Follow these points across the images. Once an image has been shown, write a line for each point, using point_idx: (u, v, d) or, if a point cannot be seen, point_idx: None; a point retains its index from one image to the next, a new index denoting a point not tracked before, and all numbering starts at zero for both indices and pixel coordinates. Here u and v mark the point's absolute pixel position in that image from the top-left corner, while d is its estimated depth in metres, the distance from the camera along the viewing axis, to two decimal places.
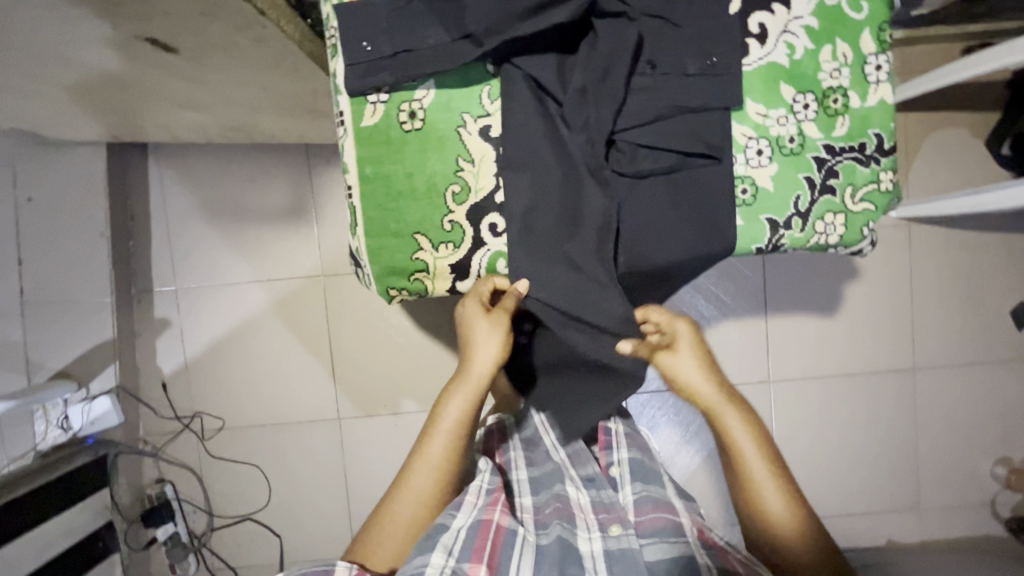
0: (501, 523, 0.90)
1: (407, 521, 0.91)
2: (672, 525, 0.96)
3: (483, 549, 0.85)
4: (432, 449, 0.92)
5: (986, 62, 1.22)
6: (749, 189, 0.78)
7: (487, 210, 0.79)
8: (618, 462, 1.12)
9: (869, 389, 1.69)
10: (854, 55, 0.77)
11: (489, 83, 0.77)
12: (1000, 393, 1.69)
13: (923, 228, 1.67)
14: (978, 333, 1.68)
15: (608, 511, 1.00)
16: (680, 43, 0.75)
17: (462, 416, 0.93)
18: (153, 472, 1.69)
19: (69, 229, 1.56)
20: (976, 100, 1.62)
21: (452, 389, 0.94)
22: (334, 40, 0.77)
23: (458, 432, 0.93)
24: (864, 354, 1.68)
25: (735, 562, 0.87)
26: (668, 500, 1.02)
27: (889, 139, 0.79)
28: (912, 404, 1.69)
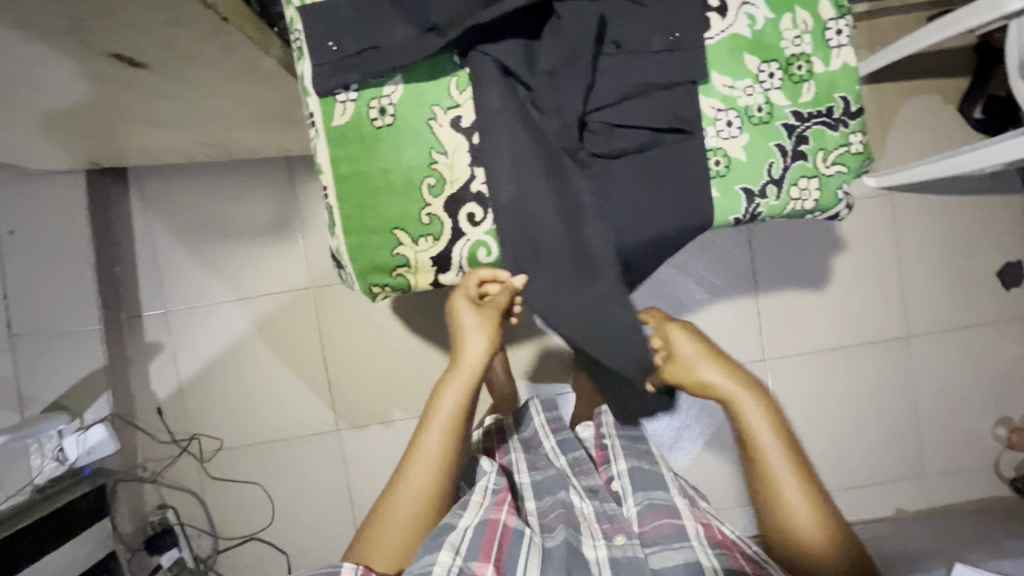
0: (507, 522, 0.89)
1: (406, 518, 0.90)
2: (677, 530, 0.94)
3: (491, 547, 0.85)
4: (427, 444, 0.91)
5: (949, 26, 1.25)
6: (722, 160, 0.78)
7: (464, 200, 0.79)
8: (619, 474, 1.10)
9: (865, 360, 1.70)
10: (814, 22, 0.78)
11: (457, 74, 0.77)
12: (993, 354, 1.70)
13: (904, 197, 1.68)
14: (967, 296, 1.70)
15: (611, 521, 1.00)
16: (641, 21, 0.76)
17: (456, 410, 0.93)
18: (155, 499, 1.67)
19: (53, 259, 1.55)
20: (946, 66, 1.64)
21: (445, 383, 0.94)
22: (299, 43, 0.78)
23: (453, 426, 0.92)
24: (857, 326, 1.69)
25: (743, 560, 0.87)
26: (671, 504, 1.00)
27: (855, 101, 0.80)
28: (907, 372, 1.70)
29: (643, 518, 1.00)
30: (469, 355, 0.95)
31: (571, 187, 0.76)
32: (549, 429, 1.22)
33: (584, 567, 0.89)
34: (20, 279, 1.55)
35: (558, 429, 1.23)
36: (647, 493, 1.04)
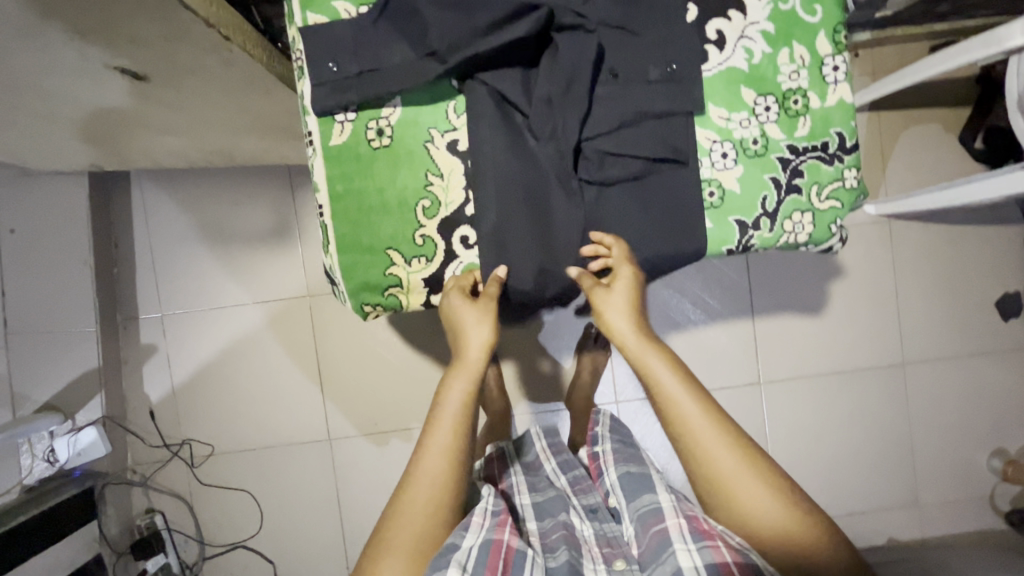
0: (509, 543, 0.79)
1: (420, 523, 0.77)
2: (663, 534, 0.79)
3: (497, 562, 0.75)
4: (436, 443, 0.79)
5: (949, 58, 1.26)
6: (716, 192, 0.79)
7: (458, 222, 0.79)
8: (612, 485, 1.00)
9: (861, 386, 1.69)
10: (812, 57, 0.78)
11: (455, 98, 0.78)
12: (990, 384, 1.69)
13: (903, 224, 1.68)
14: (964, 326, 1.69)
15: (611, 545, 0.91)
16: (639, 51, 0.76)
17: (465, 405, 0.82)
18: (142, 502, 1.66)
19: (49, 260, 1.55)
20: (946, 97, 1.65)
21: (451, 380, 0.83)
22: (299, 62, 0.78)
23: (463, 420, 0.81)
24: (853, 352, 1.69)
25: (724, 549, 0.72)
26: (658, 505, 0.86)
27: (851, 137, 0.80)
28: (903, 400, 1.69)
29: (641, 528, 0.85)
30: (471, 351, 0.75)
31: (564, 212, 0.77)
32: (549, 452, 1.22)
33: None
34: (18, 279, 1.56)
35: (559, 452, 1.22)
36: (639, 504, 0.89)
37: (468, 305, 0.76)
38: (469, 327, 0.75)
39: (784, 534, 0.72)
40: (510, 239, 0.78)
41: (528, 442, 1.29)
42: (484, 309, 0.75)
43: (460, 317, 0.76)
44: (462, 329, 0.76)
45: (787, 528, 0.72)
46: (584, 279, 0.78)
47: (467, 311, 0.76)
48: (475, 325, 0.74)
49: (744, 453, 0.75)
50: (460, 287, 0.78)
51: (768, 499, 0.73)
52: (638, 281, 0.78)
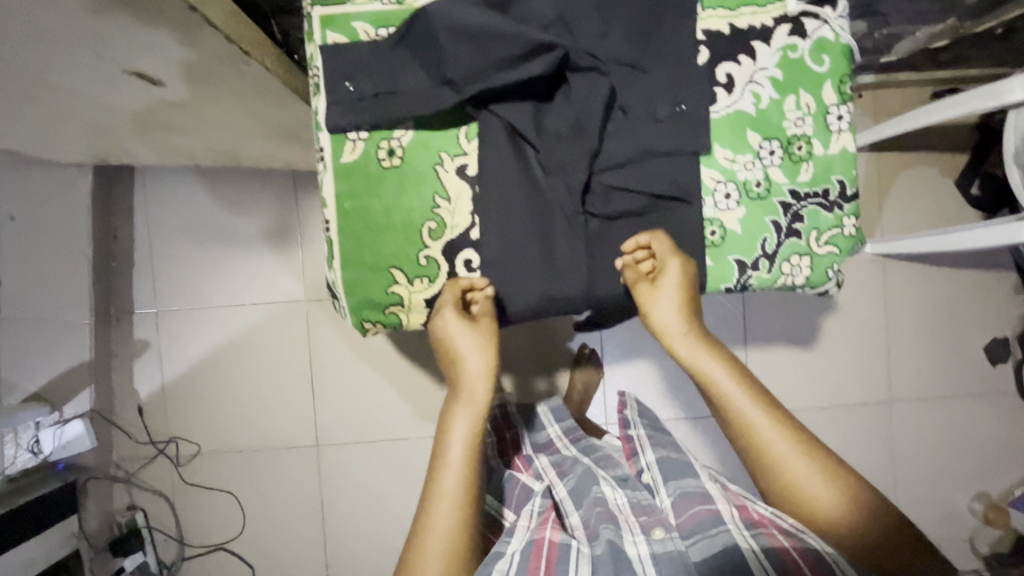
0: (552, 538, 0.87)
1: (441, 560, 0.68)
2: (712, 514, 0.88)
3: (541, 555, 0.83)
4: (448, 477, 0.72)
5: (938, 111, 1.32)
6: (718, 231, 0.80)
7: (462, 246, 0.80)
8: (648, 467, 1.07)
9: (848, 423, 1.70)
10: (817, 105, 0.80)
11: (467, 123, 0.79)
12: (975, 427, 1.71)
13: (899, 264, 1.71)
14: (952, 368, 1.71)
15: (649, 514, 0.94)
16: (651, 90, 0.78)
17: (475, 433, 0.75)
18: (124, 499, 1.65)
19: (43, 250, 1.54)
20: (946, 143, 1.68)
21: (454, 412, 0.75)
22: (315, 78, 0.79)
23: (475, 451, 0.74)
24: (842, 387, 1.71)
25: (778, 534, 0.81)
26: (704, 490, 0.95)
27: (851, 185, 0.81)
28: (889, 437, 1.71)
29: (679, 509, 0.94)
30: (469, 377, 0.77)
31: (572, 247, 0.79)
32: (567, 439, 1.17)
33: (631, 567, 0.83)
34: None
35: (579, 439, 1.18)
36: (681, 482, 0.99)
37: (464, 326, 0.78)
38: (467, 354, 0.77)
39: (839, 522, 0.78)
40: (513, 266, 0.79)
41: (539, 423, 1.24)
42: (482, 331, 0.78)
43: (456, 341, 0.78)
44: (459, 354, 0.78)
45: (842, 516, 0.78)
46: (629, 277, 0.80)
47: (464, 331, 0.78)
48: (469, 345, 0.78)
49: (800, 441, 0.82)
50: (455, 298, 0.79)
51: (824, 491, 0.79)
52: (685, 272, 0.77)
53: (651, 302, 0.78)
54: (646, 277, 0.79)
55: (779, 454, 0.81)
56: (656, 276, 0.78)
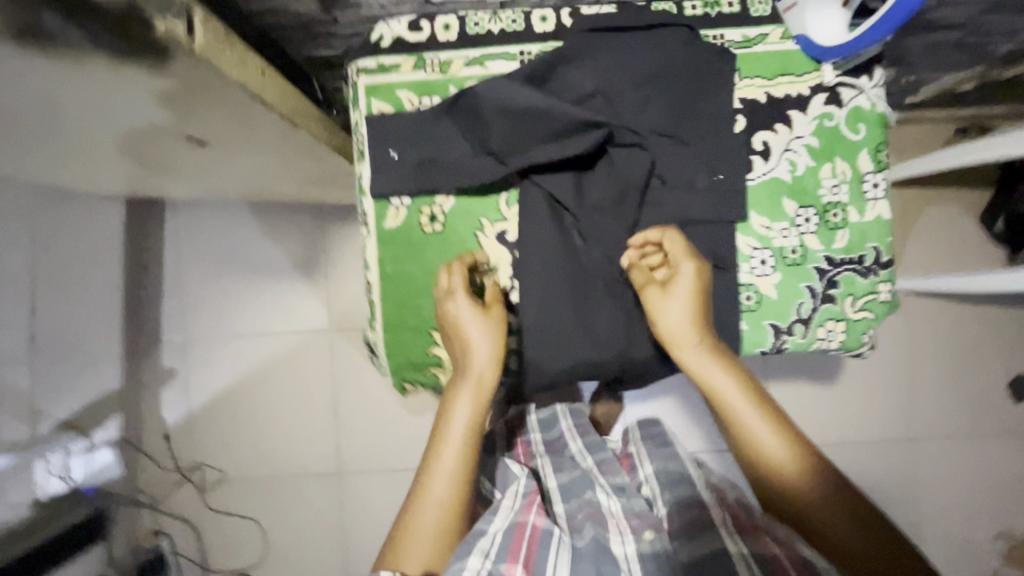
0: (534, 523, 0.80)
1: (436, 532, 0.73)
2: (688, 523, 0.81)
3: (521, 542, 0.76)
4: (448, 448, 0.77)
5: (961, 156, 1.33)
6: (753, 296, 0.82)
7: (501, 308, 0.82)
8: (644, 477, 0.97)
9: (869, 459, 1.70)
10: (853, 173, 0.81)
11: (507, 190, 0.80)
12: (998, 464, 1.70)
13: (922, 300, 1.70)
14: (975, 405, 1.70)
15: (639, 517, 0.86)
16: (689, 160, 0.79)
17: (477, 411, 0.78)
18: (150, 524, 1.66)
19: (84, 283, 1.62)
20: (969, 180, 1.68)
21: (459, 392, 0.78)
22: (359, 145, 0.81)
23: (476, 430, 0.79)
24: (863, 422, 1.70)
25: (770, 542, 0.76)
26: (692, 493, 0.87)
27: (886, 252, 0.82)
28: (910, 473, 1.70)
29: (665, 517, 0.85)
30: (476, 362, 0.78)
31: (609, 314, 0.81)
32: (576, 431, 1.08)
33: (614, 568, 0.77)
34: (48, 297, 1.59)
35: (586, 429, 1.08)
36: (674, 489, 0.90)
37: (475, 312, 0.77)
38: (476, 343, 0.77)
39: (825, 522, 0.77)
40: (551, 329, 0.81)
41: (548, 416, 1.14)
42: (493, 322, 0.78)
43: (465, 326, 0.77)
44: (468, 339, 0.78)
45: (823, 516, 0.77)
46: (639, 279, 0.78)
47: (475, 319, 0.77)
48: (479, 333, 0.77)
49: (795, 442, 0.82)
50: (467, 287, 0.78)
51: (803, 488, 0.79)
52: (698, 280, 0.76)
53: (659, 306, 0.76)
54: (649, 279, 0.78)
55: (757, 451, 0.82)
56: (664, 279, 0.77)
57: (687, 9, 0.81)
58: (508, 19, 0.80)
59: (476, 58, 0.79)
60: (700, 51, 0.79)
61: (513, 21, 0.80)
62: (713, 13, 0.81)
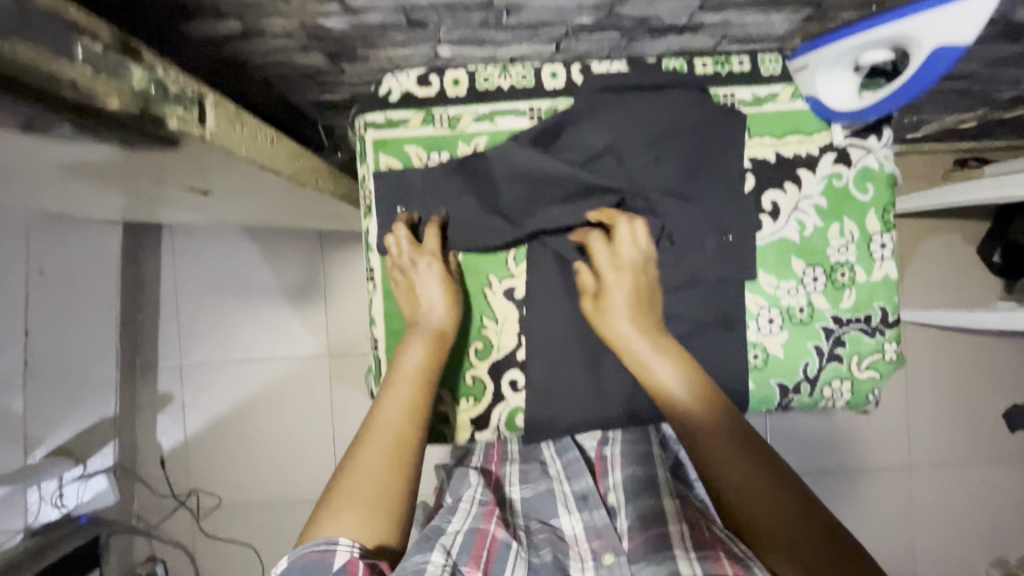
0: (494, 534, 0.63)
1: (379, 488, 0.63)
2: (663, 542, 0.63)
3: (481, 554, 0.61)
4: (395, 398, 0.71)
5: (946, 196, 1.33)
6: (760, 354, 0.82)
7: (508, 366, 0.81)
8: (613, 483, 0.75)
9: (867, 488, 1.70)
10: (861, 233, 0.81)
11: (515, 247, 0.80)
12: (996, 491, 1.71)
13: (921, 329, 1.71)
14: (974, 433, 1.71)
15: (601, 536, 0.69)
16: (698, 219, 0.79)
17: (429, 363, 0.74)
18: (145, 550, 1.66)
19: (74, 308, 1.55)
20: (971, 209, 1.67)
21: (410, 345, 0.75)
22: (367, 200, 0.80)
23: (428, 379, 0.73)
24: (863, 450, 1.71)
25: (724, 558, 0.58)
26: (661, 508, 0.68)
27: (893, 311, 0.82)
28: (909, 500, 1.71)
29: (631, 534, 0.67)
30: (431, 317, 0.76)
31: (616, 372, 0.81)
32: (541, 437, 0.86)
33: None
34: None
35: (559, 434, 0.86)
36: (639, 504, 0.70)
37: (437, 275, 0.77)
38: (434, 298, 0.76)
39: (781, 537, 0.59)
40: (558, 386, 0.81)
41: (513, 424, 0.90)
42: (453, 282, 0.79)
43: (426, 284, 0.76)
44: (422, 297, 0.76)
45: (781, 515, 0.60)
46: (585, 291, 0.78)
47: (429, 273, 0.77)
48: (435, 289, 0.76)
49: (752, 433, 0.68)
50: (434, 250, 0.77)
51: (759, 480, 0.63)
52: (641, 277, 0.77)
53: (600, 318, 0.76)
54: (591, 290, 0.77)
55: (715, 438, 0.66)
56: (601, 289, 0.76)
57: (698, 67, 0.80)
58: (519, 74, 0.79)
59: (485, 113, 0.79)
60: (711, 111, 0.79)
61: (523, 77, 0.79)
62: (723, 71, 0.80)
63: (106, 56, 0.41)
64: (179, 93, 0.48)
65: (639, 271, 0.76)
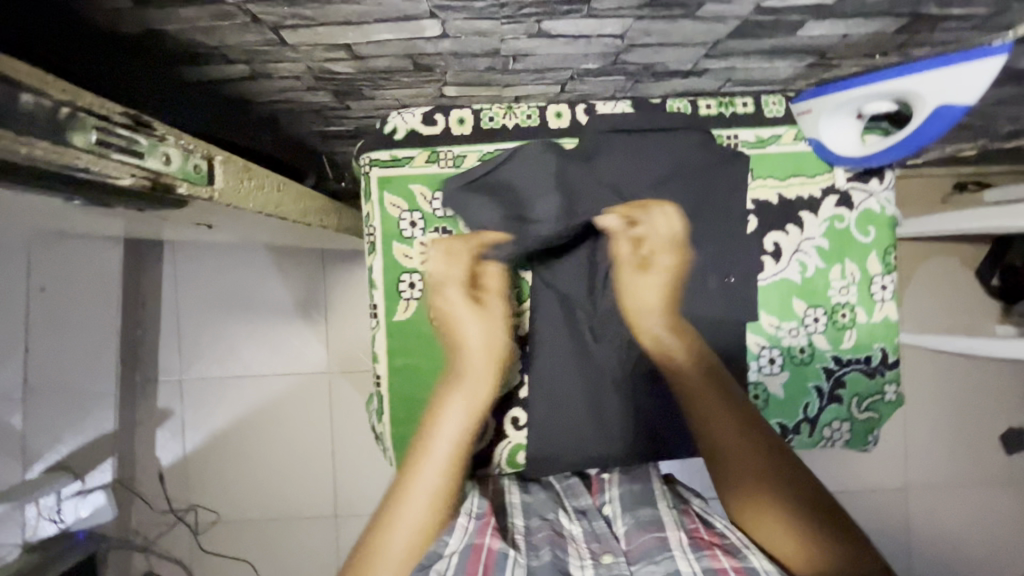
0: (490, 546, 0.69)
1: (411, 547, 0.68)
2: (661, 545, 0.71)
3: (476, 567, 0.67)
4: (430, 462, 0.71)
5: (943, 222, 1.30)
6: (761, 395, 0.82)
7: (511, 403, 0.82)
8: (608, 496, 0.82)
9: (882, 512, 1.66)
10: (862, 275, 0.82)
11: (518, 285, 0.81)
12: (1005, 518, 1.67)
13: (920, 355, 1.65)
14: (983, 459, 1.67)
15: (599, 540, 0.76)
16: (701, 261, 0.80)
17: (468, 424, 0.74)
18: (142, 565, 1.64)
19: (77, 323, 1.58)
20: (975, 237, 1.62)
21: (449, 394, 0.75)
22: (371, 237, 0.81)
23: (463, 444, 0.73)
24: (870, 472, 1.68)
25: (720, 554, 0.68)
26: (658, 516, 0.76)
27: (893, 353, 0.83)
28: (919, 526, 1.67)
29: (631, 537, 0.75)
30: (472, 366, 0.76)
31: (619, 412, 0.81)
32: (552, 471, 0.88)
33: None
34: (44, 336, 1.57)
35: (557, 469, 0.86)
36: (636, 513, 0.78)
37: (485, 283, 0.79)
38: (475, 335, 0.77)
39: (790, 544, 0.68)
40: (561, 424, 0.81)
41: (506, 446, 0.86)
42: (495, 311, 0.78)
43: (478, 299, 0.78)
44: (464, 338, 0.77)
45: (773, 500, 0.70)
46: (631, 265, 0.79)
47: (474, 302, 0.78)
48: (472, 326, 0.77)
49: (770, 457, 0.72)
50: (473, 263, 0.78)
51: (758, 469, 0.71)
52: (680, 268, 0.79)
53: (632, 285, 0.79)
54: (629, 259, 0.79)
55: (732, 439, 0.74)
56: (648, 259, 0.79)
57: (702, 108, 0.81)
58: (524, 113, 0.80)
59: (490, 152, 0.80)
60: (714, 153, 0.80)
61: (528, 117, 0.80)
62: (727, 113, 0.81)
63: (116, 132, 0.40)
64: (192, 155, 0.48)
65: (678, 265, 0.79)
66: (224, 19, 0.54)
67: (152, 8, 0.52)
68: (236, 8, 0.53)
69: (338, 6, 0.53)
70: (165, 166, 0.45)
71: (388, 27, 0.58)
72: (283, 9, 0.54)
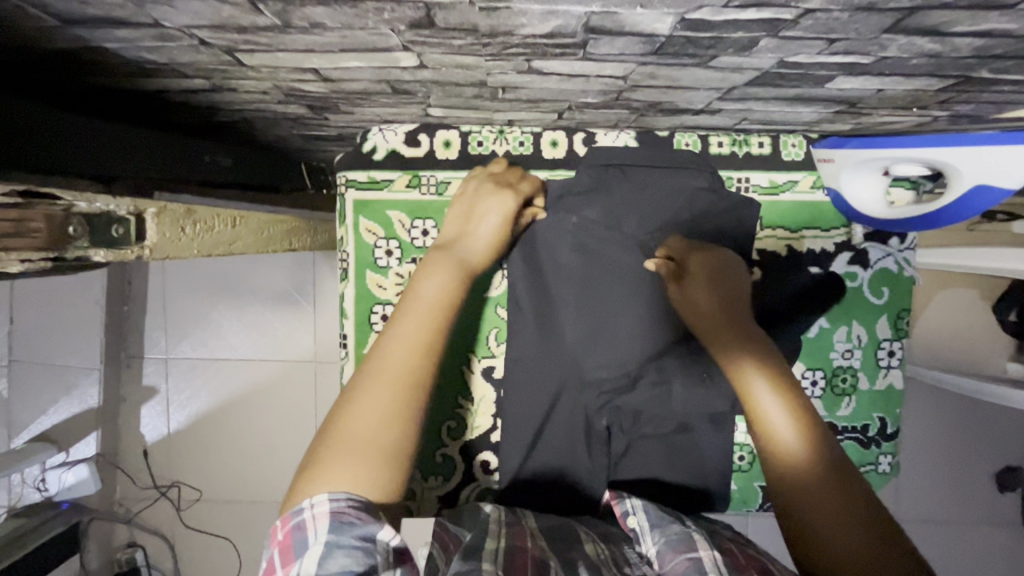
0: (531, 551, 0.54)
1: (378, 440, 0.49)
2: (695, 568, 0.53)
3: (524, 563, 0.51)
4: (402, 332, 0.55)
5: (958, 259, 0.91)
6: (746, 456, 0.84)
7: (482, 448, 0.82)
8: (634, 506, 0.65)
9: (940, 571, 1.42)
10: (868, 338, 0.78)
11: (497, 327, 0.81)
12: None
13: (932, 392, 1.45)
14: None
15: (629, 564, 0.57)
16: None
17: (451, 291, 0.59)
18: (125, 535, 1.65)
19: (64, 296, 1.56)
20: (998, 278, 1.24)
21: (436, 257, 0.62)
22: (345, 264, 0.79)
23: (449, 306, 0.58)
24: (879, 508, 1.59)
25: None
26: (688, 534, 0.58)
27: (892, 424, 0.80)
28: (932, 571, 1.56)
29: (664, 559, 0.56)
30: (468, 242, 0.66)
31: (600, 460, 0.77)
32: (561, 506, 0.76)
33: None
34: (32, 310, 1.56)
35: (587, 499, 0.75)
36: (667, 530, 0.60)
37: (497, 201, 0.69)
38: (482, 229, 0.67)
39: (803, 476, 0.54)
40: (537, 471, 0.77)
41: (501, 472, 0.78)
42: (502, 205, 0.68)
43: (483, 212, 0.68)
44: (475, 221, 0.68)
45: (804, 476, 0.54)
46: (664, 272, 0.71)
47: (485, 194, 0.69)
48: (490, 218, 0.68)
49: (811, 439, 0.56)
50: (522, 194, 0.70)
51: (799, 446, 0.56)
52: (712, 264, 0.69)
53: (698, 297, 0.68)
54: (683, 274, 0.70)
55: (763, 384, 0.59)
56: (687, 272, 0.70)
57: (713, 145, 0.77)
58: (516, 139, 0.77)
59: None
60: (722, 200, 0.74)
61: (520, 143, 0.77)
62: (740, 152, 0.77)
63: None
64: (119, 215, 0.53)
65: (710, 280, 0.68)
66: (169, 40, 0.48)
67: (82, 28, 0.45)
68: (179, 32, 0.46)
69: (294, 35, 0.46)
70: (69, 235, 0.47)
71: (356, 56, 0.51)
72: (233, 36, 0.46)
